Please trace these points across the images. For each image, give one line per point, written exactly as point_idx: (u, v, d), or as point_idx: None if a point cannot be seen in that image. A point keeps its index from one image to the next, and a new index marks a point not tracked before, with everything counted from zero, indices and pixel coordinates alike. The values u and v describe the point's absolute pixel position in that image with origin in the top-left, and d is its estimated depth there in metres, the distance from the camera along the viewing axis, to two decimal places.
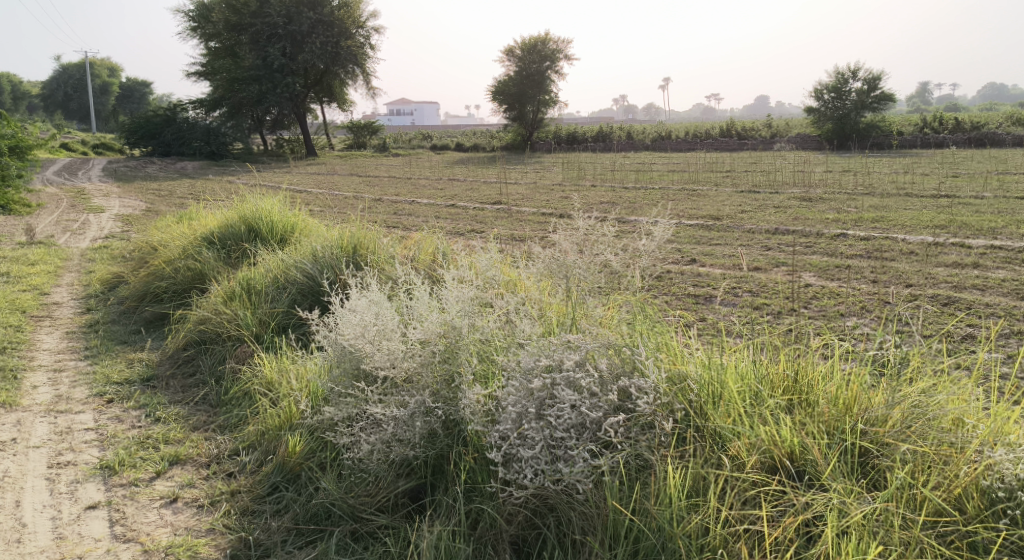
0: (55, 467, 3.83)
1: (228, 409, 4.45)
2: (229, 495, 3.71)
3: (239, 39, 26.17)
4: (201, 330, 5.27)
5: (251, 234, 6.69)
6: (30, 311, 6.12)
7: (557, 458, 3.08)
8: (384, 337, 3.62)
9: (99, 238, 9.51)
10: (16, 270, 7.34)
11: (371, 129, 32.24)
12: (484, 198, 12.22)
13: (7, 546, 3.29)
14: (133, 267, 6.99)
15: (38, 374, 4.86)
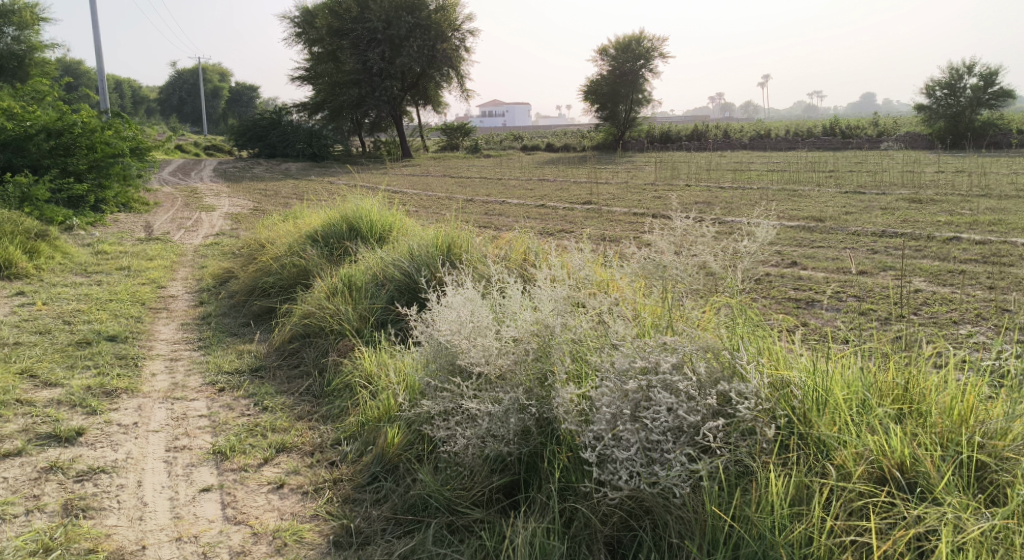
0: (173, 450, 4.05)
1: (330, 400, 4.62)
2: (331, 482, 3.85)
3: (340, 43, 26.94)
4: (305, 323, 5.50)
5: (352, 233, 6.90)
6: (149, 303, 6.50)
7: (653, 461, 3.06)
8: (479, 334, 3.67)
9: (211, 236, 10.01)
10: (136, 265, 7.82)
11: (464, 130, 32.71)
12: (577, 198, 12.23)
13: (130, 522, 3.49)
14: (242, 262, 7.33)
15: (157, 363, 5.17)
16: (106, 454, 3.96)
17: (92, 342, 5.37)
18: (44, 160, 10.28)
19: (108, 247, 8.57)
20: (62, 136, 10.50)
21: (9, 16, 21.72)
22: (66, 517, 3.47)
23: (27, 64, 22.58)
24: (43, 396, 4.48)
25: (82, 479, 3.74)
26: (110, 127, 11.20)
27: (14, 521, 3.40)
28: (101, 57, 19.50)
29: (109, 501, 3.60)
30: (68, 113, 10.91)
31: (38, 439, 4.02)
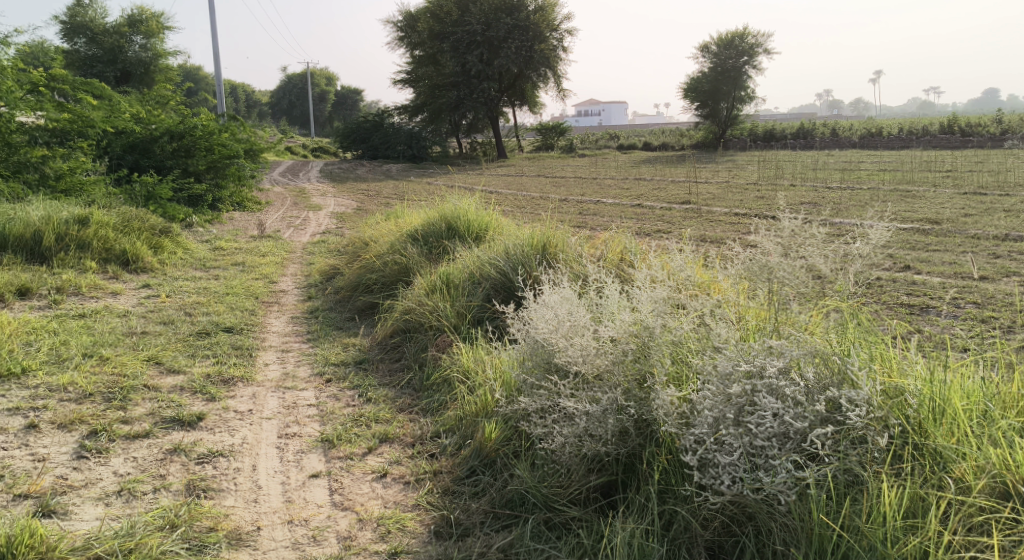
0: (284, 437, 4.25)
1: (430, 394, 4.74)
2: (431, 474, 3.95)
3: (441, 46, 27.39)
4: (406, 319, 5.64)
5: (451, 232, 7.03)
6: (262, 297, 6.82)
7: (757, 466, 3.01)
8: (577, 333, 3.67)
9: (318, 234, 10.41)
10: (250, 260, 8.23)
11: (560, 130, 32.76)
12: (675, 198, 12.08)
13: (246, 503, 3.68)
14: (347, 259, 7.59)
15: (269, 353, 5.43)
16: (224, 439, 4.18)
17: (211, 334, 5.68)
18: (167, 161, 10.91)
19: (224, 243, 9.04)
20: (183, 138, 11.12)
21: (137, 25, 23.11)
22: (189, 496, 3.67)
23: (153, 71, 23.99)
24: (168, 382, 4.77)
25: (202, 462, 3.95)
26: (226, 129, 11.78)
27: (144, 497, 3.61)
28: (218, 63, 20.52)
29: (227, 483, 3.80)
30: (189, 116, 11.55)
31: (164, 422, 4.27)
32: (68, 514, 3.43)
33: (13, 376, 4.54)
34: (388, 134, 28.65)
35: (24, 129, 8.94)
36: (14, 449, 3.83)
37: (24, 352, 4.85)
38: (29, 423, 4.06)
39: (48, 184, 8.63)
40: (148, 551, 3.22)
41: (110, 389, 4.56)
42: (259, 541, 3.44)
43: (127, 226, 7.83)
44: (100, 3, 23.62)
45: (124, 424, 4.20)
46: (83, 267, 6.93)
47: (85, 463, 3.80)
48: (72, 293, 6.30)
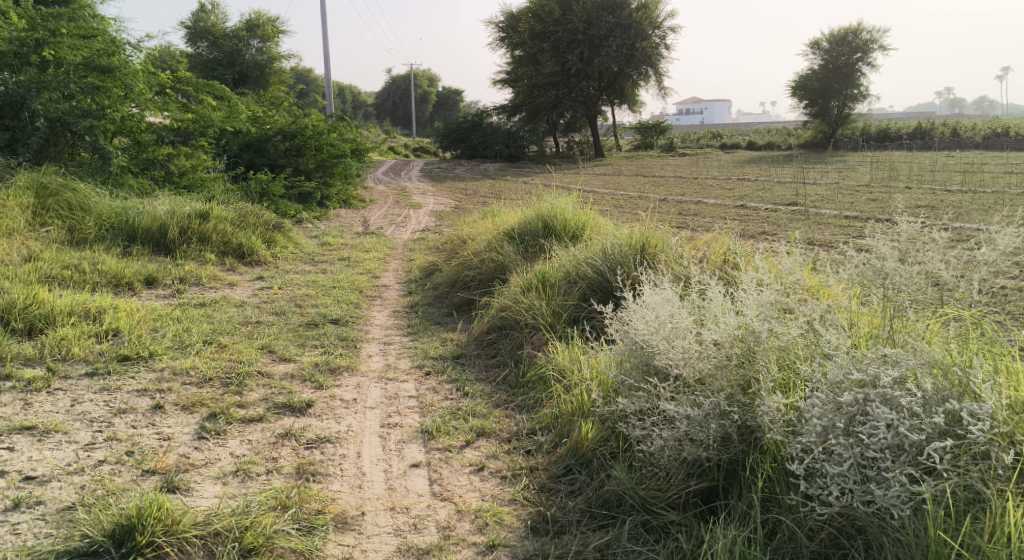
0: (386, 427, 4.38)
1: (525, 391, 4.78)
2: (528, 470, 3.99)
3: (541, 46, 27.46)
4: (502, 316, 5.70)
5: (547, 231, 7.03)
6: (366, 292, 7.04)
7: (869, 479, 2.91)
8: (678, 335, 3.62)
9: (418, 231, 10.65)
10: (355, 256, 8.51)
11: (659, 129, 32.36)
12: (780, 199, 11.74)
13: (352, 489, 3.81)
14: (446, 256, 7.74)
15: (372, 345, 5.61)
16: (330, 426, 4.34)
17: (319, 325, 5.91)
18: (280, 160, 11.46)
19: (331, 239, 9.38)
20: (295, 138, 11.61)
21: (254, 29, 24.18)
22: (299, 479, 3.83)
23: (267, 73, 25.16)
24: (280, 369, 5.00)
25: (311, 447, 4.12)
26: (335, 130, 12.20)
27: (257, 478, 3.80)
28: (328, 65, 21.31)
29: (333, 468, 3.95)
30: (301, 118, 12.06)
31: (276, 408, 4.48)
32: (190, 491, 3.64)
33: (141, 359, 4.85)
34: (487, 133, 29.01)
35: (153, 129, 9.48)
36: (142, 427, 4.09)
37: (151, 337, 5.17)
38: (156, 404, 4.33)
39: (173, 181, 9.26)
40: (263, 529, 3.38)
41: (227, 374, 4.82)
42: (363, 525, 3.56)
43: (242, 221, 8.26)
44: (221, 9, 24.87)
45: (240, 408, 4.43)
46: (203, 259, 7.33)
47: (205, 444, 4.03)
48: (194, 283, 6.68)
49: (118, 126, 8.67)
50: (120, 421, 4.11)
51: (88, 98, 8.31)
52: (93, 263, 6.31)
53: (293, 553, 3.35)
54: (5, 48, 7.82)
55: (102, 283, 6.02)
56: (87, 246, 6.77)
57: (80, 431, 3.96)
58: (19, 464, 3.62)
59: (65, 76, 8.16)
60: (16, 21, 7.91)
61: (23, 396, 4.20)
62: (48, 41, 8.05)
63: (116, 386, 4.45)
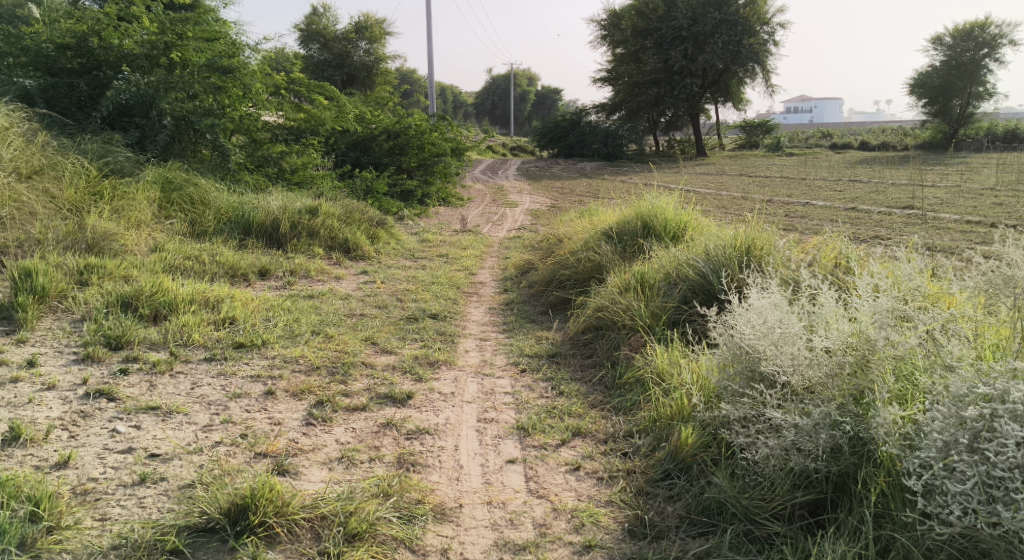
0: (483, 421, 4.43)
1: (622, 393, 4.72)
2: (625, 472, 3.95)
3: (643, 44, 27.14)
4: (598, 316, 5.65)
5: (647, 231, 6.92)
6: (463, 288, 7.14)
7: (995, 499, 2.77)
8: (787, 341, 3.51)
9: (514, 229, 10.72)
10: (452, 252, 8.64)
11: (764, 128, 31.48)
12: (895, 202, 11.21)
13: (449, 480, 3.88)
14: (542, 255, 7.76)
15: (469, 340, 5.68)
16: (429, 418, 4.43)
17: (418, 319, 6.03)
18: (384, 158, 11.80)
19: (430, 236, 9.55)
20: (398, 137, 11.89)
21: (363, 31, 24.93)
22: (400, 468, 3.92)
23: (374, 73, 25.92)
24: (381, 360, 5.14)
25: (411, 437, 4.21)
26: (437, 129, 12.35)
27: (360, 466, 3.91)
28: (430, 64, 21.70)
29: (432, 459, 4.03)
30: (405, 117, 12.34)
31: (378, 398, 4.60)
32: (298, 474, 3.78)
33: (255, 346, 5.08)
34: (586, 132, 28.88)
35: (268, 127, 9.94)
36: (255, 412, 4.28)
37: (264, 326, 5.41)
38: (267, 389, 4.52)
39: (285, 177, 9.67)
40: (366, 516, 3.48)
41: (333, 363, 4.99)
42: (461, 518, 3.62)
43: (348, 217, 8.53)
44: (332, 11, 25.68)
45: (345, 397, 4.58)
46: (312, 252, 7.62)
47: (312, 430, 4.18)
48: (303, 276, 6.94)
49: (236, 125, 9.13)
50: (235, 405, 4.32)
51: (211, 97, 8.79)
52: (212, 255, 6.65)
53: (394, 540, 3.43)
54: (137, 52, 8.33)
55: (220, 273, 6.33)
56: (207, 238, 7.16)
57: (199, 413, 4.18)
58: (144, 441, 3.84)
59: (190, 77, 8.63)
60: (148, 25, 8.40)
61: (148, 377, 4.47)
62: (175, 45, 8.50)
63: (232, 371, 4.68)
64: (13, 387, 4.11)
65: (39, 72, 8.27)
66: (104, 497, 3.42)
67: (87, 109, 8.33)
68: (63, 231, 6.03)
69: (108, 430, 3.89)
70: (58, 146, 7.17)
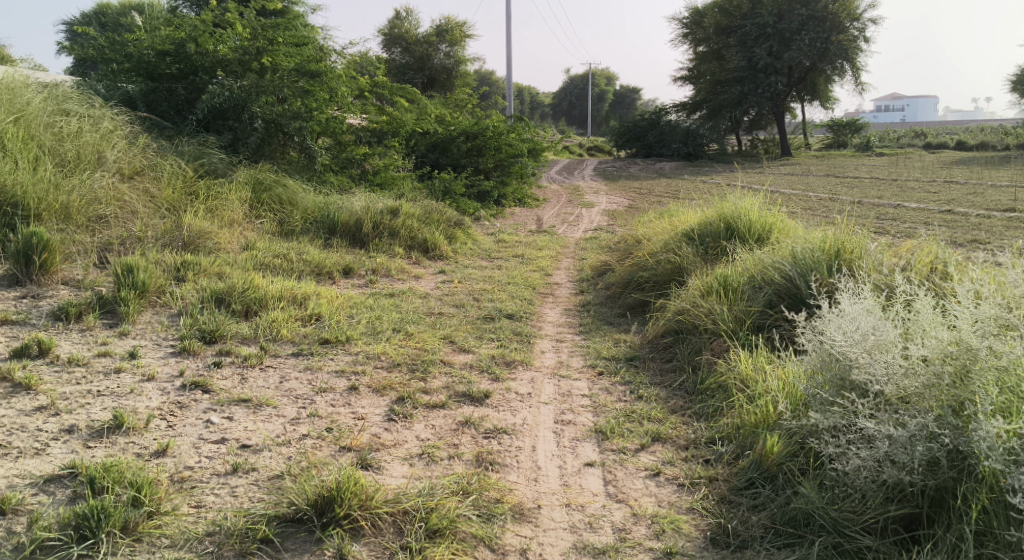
0: (561, 423, 4.43)
1: (703, 398, 4.63)
2: (707, 480, 3.87)
3: (727, 42, 26.66)
4: (678, 320, 5.56)
5: (730, 233, 6.77)
6: (539, 289, 7.14)
7: None
8: (883, 349, 3.44)
9: (591, 230, 10.66)
10: (529, 253, 8.66)
11: (853, 127, 30.47)
12: (994, 204, 10.69)
13: (528, 481, 3.89)
14: (620, 256, 7.68)
15: (545, 341, 5.69)
16: (507, 418, 4.45)
17: (495, 319, 6.08)
18: (462, 159, 11.93)
19: (506, 237, 9.59)
20: (477, 139, 12.00)
21: (443, 34, 25.25)
22: (478, 467, 3.96)
23: (454, 76, 26.23)
24: (459, 359, 5.20)
25: (489, 436, 4.24)
26: (514, 130, 12.40)
27: (440, 463, 3.96)
28: (509, 65, 21.78)
29: (510, 459, 4.05)
30: (483, 119, 12.43)
31: (457, 396, 4.65)
32: (381, 469, 3.85)
33: (339, 342, 5.21)
34: (665, 132, 28.49)
35: (352, 129, 10.21)
36: (340, 406, 4.39)
37: (347, 323, 5.54)
38: (351, 385, 4.63)
39: (368, 178, 9.89)
40: (446, 513, 3.52)
41: (413, 360, 5.08)
42: (539, 518, 3.62)
43: (427, 218, 8.67)
44: (413, 15, 26.09)
45: (425, 394, 4.64)
46: (392, 252, 7.76)
47: (394, 426, 4.26)
48: (383, 275, 7.07)
49: (322, 127, 9.38)
50: (320, 399, 4.44)
51: (299, 100, 9.07)
52: (299, 253, 6.85)
53: (474, 538, 3.46)
54: (231, 57, 8.68)
55: (306, 271, 6.52)
56: (293, 237, 7.38)
57: (287, 406, 4.31)
58: (236, 432, 3.99)
59: (280, 81, 8.92)
60: (241, 31, 8.71)
61: (240, 371, 4.64)
62: (266, 50, 8.80)
63: (317, 366, 4.82)
64: (115, 376, 4.33)
65: (142, 77, 8.73)
66: (199, 484, 3.55)
67: (184, 113, 8.70)
68: (162, 229, 6.32)
69: (202, 421, 4.05)
70: (158, 148, 7.51)
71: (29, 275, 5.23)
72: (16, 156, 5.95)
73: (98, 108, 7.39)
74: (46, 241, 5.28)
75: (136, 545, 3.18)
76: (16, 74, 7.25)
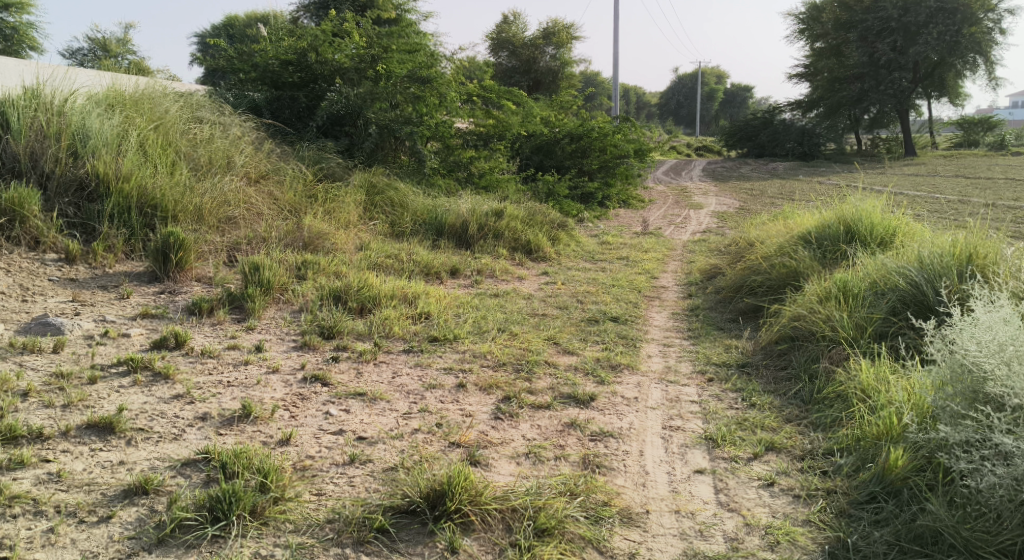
0: (669, 429, 4.37)
1: (820, 408, 4.47)
2: (824, 492, 3.74)
3: (847, 37, 25.59)
4: (794, 326, 5.37)
5: (850, 236, 6.49)
6: (645, 292, 7.08)
7: None
8: (1021, 360, 3.31)
9: (698, 232, 10.47)
10: (634, 255, 8.59)
11: (984, 124, 28.66)
12: None
13: (636, 486, 3.86)
14: (730, 259, 7.50)
15: (652, 345, 5.63)
16: (613, 421, 4.43)
17: (599, 321, 6.06)
18: (566, 161, 11.95)
19: (611, 238, 9.56)
20: (581, 140, 12.00)
21: (550, 37, 25.37)
22: (585, 469, 3.96)
23: (559, 78, 26.26)
24: (565, 361, 5.21)
25: (595, 439, 4.23)
26: (620, 131, 12.30)
27: (547, 463, 3.99)
28: (616, 66, 21.64)
29: (617, 463, 4.03)
30: (589, 120, 12.41)
31: (562, 397, 4.67)
32: (489, 466, 3.92)
33: (447, 341, 5.33)
34: (779, 132, 27.60)
35: (459, 132, 10.42)
36: (449, 403, 4.49)
37: (455, 322, 5.65)
38: (459, 382, 4.73)
39: (473, 181, 9.94)
40: (554, 512, 3.55)
41: (518, 360, 5.13)
42: (648, 523, 3.59)
43: (532, 219, 8.75)
44: (521, 18, 26.29)
45: (531, 394, 4.68)
46: (497, 253, 7.86)
47: (500, 424, 4.32)
48: (488, 275, 7.17)
49: (432, 131, 9.61)
50: (430, 395, 4.55)
51: (410, 106, 9.34)
52: (409, 254, 7.05)
53: (582, 540, 3.47)
54: (348, 65, 9.03)
55: (416, 271, 6.69)
56: (404, 238, 7.60)
57: (399, 401, 4.45)
58: (353, 425, 4.15)
59: (393, 88, 9.19)
60: (357, 40, 9.05)
61: (355, 365, 4.82)
62: (381, 57, 9.09)
63: (427, 363, 4.94)
64: (243, 368, 4.58)
65: (267, 86, 9.20)
66: (320, 473, 3.72)
67: (304, 120, 9.10)
68: (284, 230, 6.63)
69: (322, 413, 4.23)
70: (281, 153, 7.91)
71: (167, 272, 5.60)
72: (156, 161, 6.37)
73: (228, 116, 7.84)
74: (181, 240, 5.62)
75: (262, 529, 3.35)
76: (157, 84, 7.77)
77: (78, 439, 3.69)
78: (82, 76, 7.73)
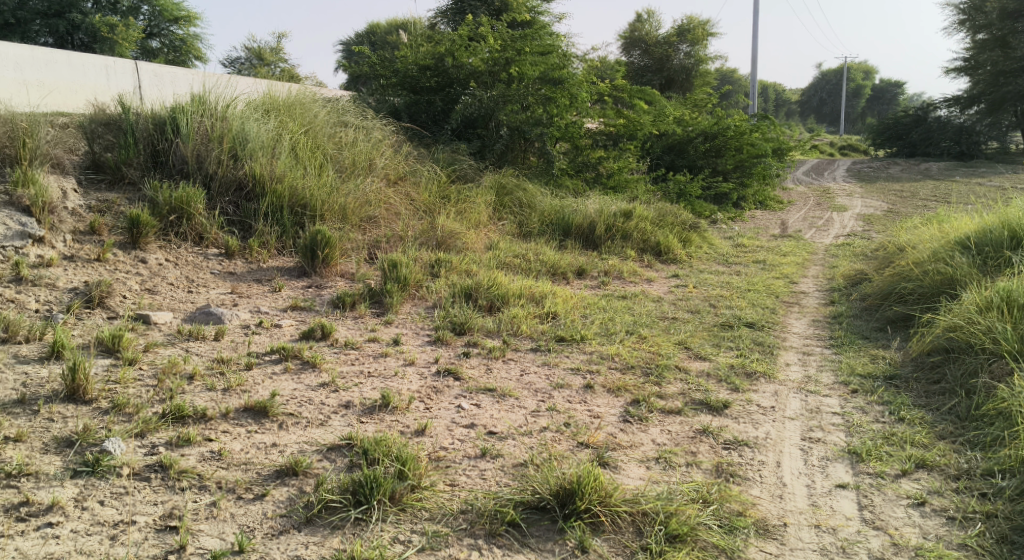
0: (808, 440, 4.20)
1: (977, 426, 4.17)
2: (983, 516, 3.52)
3: (1015, 27, 24.07)
4: (950, 337, 5.01)
5: (1015, 241, 5.99)
6: (782, 297, 6.83)
7: None
8: None
9: (842, 235, 10.02)
10: (771, 259, 8.29)
11: None
12: None
13: (772, 497, 3.73)
14: (877, 266, 7.10)
15: (790, 353, 5.43)
16: (748, 430, 4.31)
17: (733, 327, 5.90)
18: (699, 161, 11.72)
19: (746, 241, 9.29)
20: (715, 139, 11.73)
21: (685, 34, 24.84)
22: (718, 477, 3.87)
23: (694, 76, 25.57)
24: (696, 366, 5.11)
25: (729, 447, 4.13)
26: (758, 130, 11.87)
27: (678, 469, 3.93)
28: (755, 63, 21.01)
29: (752, 473, 3.91)
30: (725, 119, 12.06)
31: (694, 403, 4.58)
32: (618, 469, 3.90)
33: (575, 341, 5.35)
34: (933, 130, 25.96)
35: (590, 133, 10.44)
36: (577, 403, 4.51)
37: (583, 323, 5.66)
38: (587, 383, 4.74)
39: (602, 182, 9.87)
40: (686, 519, 3.50)
41: (648, 364, 5.08)
42: (785, 536, 3.47)
43: (663, 220, 8.65)
44: (655, 17, 25.93)
45: (661, 398, 4.62)
46: (625, 254, 7.78)
47: (630, 427, 4.29)
48: (616, 276, 7.14)
49: (563, 132, 9.63)
50: (559, 394, 4.59)
51: (541, 108, 9.37)
52: (539, 254, 7.12)
53: (715, 548, 3.41)
54: (482, 69, 9.26)
55: (544, 271, 6.74)
56: (533, 239, 7.69)
57: (528, 398, 4.51)
58: (484, 419, 4.24)
59: (525, 90, 9.31)
60: (493, 43, 9.19)
61: (486, 361, 4.92)
62: (515, 60, 9.23)
63: (555, 363, 4.98)
64: (382, 360, 4.78)
65: (407, 92, 9.62)
66: (453, 465, 3.83)
67: (441, 123, 9.38)
68: (420, 229, 6.85)
69: (454, 406, 4.35)
70: (418, 156, 8.19)
71: (315, 268, 5.92)
72: (306, 163, 6.77)
73: (371, 120, 8.19)
74: (328, 239, 5.92)
75: (401, 515, 3.49)
76: (307, 90, 8.22)
77: (237, 421, 3.97)
78: (241, 83, 8.29)
